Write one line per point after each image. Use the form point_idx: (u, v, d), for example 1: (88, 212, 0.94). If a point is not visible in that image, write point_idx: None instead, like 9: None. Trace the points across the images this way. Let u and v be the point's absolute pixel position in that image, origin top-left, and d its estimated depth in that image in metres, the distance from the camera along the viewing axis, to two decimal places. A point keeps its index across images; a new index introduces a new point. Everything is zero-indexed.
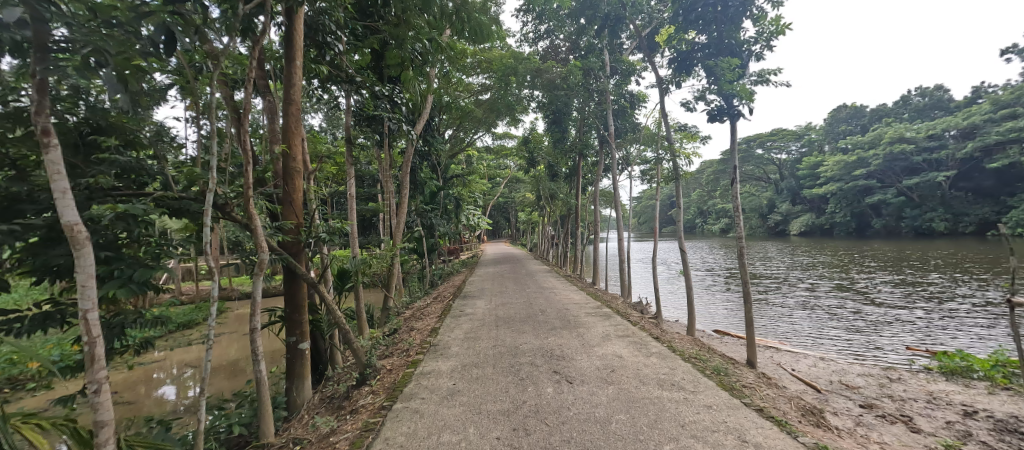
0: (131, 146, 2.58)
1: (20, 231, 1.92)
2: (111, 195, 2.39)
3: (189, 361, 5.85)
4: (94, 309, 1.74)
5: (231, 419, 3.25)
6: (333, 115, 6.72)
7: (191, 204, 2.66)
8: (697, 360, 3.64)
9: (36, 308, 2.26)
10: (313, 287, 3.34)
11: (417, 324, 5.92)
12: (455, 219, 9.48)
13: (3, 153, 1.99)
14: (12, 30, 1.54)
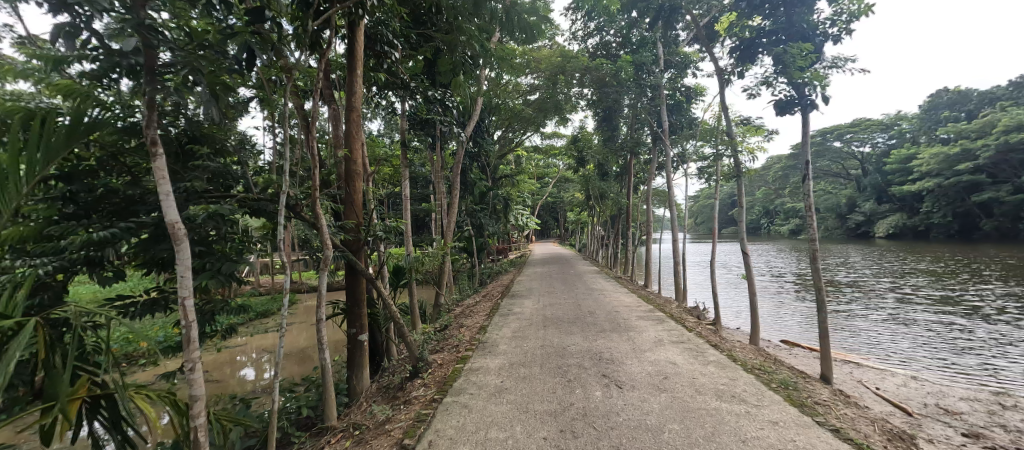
0: (219, 153, 2.91)
1: (135, 227, 2.27)
2: (204, 197, 2.72)
3: (265, 346, 6.43)
4: (191, 297, 1.99)
5: (300, 402, 3.54)
6: (389, 120, 7.07)
7: (267, 205, 2.95)
8: (762, 372, 3.42)
9: (146, 294, 2.63)
10: (371, 283, 3.55)
11: (466, 321, 6.08)
12: (504, 219, 9.58)
13: (122, 162, 2.39)
14: (130, 57, 1.82)
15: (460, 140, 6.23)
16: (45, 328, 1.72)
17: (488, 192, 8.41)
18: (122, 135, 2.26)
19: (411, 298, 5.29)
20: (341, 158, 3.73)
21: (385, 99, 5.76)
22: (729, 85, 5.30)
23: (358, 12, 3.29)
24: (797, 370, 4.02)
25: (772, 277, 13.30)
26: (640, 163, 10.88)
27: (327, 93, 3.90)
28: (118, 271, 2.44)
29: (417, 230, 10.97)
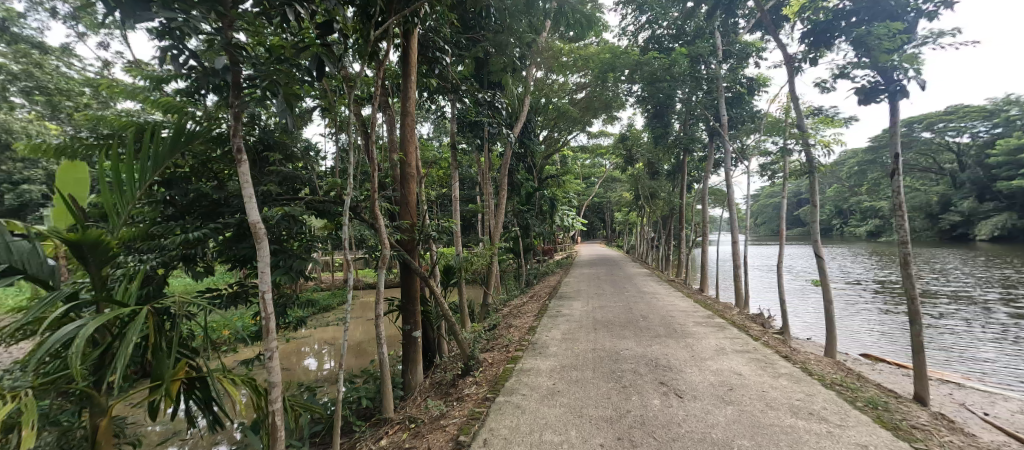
0: (289, 159, 3.17)
1: (222, 227, 2.55)
2: (277, 200, 2.99)
3: (326, 339, 6.85)
4: (270, 291, 2.15)
5: (360, 393, 3.75)
6: (439, 123, 7.27)
7: (332, 207, 3.16)
8: (844, 389, 3.14)
9: (229, 288, 2.94)
10: (425, 281, 3.68)
11: (515, 321, 6.13)
12: (550, 219, 9.53)
13: (210, 168, 2.77)
14: (219, 75, 2.07)
15: (509, 141, 6.28)
16: (153, 316, 2.00)
17: (535, 193, 8.40)
18: (210, 144, 2.56)
19: (461, 297, 5.41)
20: (396, 162, 3.90)
21: (437, 102, 5.93)
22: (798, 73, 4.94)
23: (413, 21, 3.43)
24: (882, 387, 3.66)
25: (845, 284, 12.20)
26: (694, 160, 10.39)
27: (384, 100, 4.09)
28: (207, 267, 2.74)
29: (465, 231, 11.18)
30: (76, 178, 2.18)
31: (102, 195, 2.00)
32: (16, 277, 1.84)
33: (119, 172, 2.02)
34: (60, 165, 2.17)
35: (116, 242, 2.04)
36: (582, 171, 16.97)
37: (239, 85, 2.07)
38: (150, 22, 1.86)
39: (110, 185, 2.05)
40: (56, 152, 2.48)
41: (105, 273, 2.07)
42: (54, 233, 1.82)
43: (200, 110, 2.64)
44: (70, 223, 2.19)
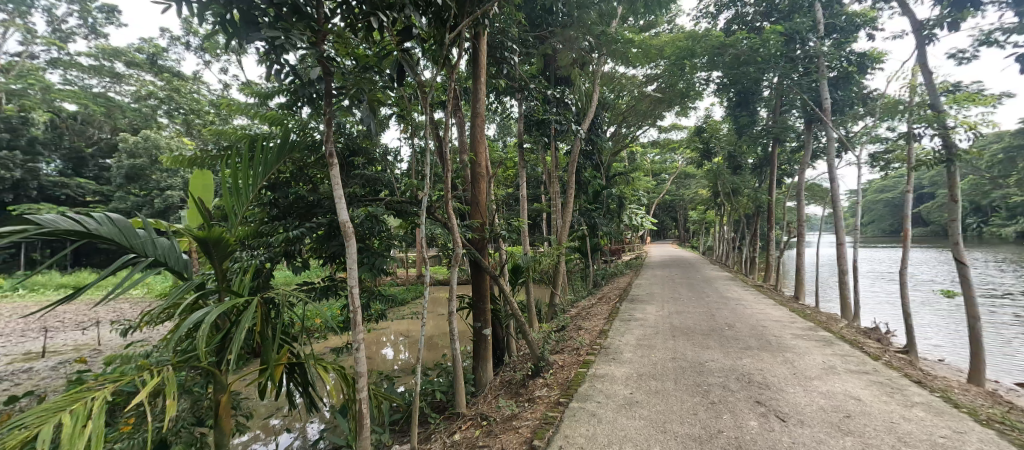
0: (370, 163, 3.53)
1: (315, 226, 2.88)
2: (361, 201, 3.29)
3: (402, 331, 7.26)
4: (357, 287, 2.29)
5: (435, 386, 3.93)
6: (507, 124, 7.35)
7: (411, 207, 3.41)
8: (1006, 428, 2.61)
9: (321, 281, 3.32)
10: (495, 280, 3.75)
11: (585, 324, 6.03)
12: (619, 218, 9.20)
13: (306, 173, 3.16)
14: (315, 86, 2.28)
15: (580, 140, 6.17)
16: (262, 304, 2.24)
17: (605, 191, 8.16)
18: (305, 150, 2.87)
19: (530, 296, 5.46)
20: (467, 163, 4.02)
21: (507, 101, 5.99)
22: (930, 42, 4.24)
23: (485, 22, 3.48)
24: None
25: (988, 298, 10.24)
26: (786, 150, 9.39)
27: (456, 103, 4.27)
28: (304, 262, 3.13)
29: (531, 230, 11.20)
30: (206, 185, 2.49)
31: (223, 198, 2.27)
32: (160, 268, 2.13)
33: (238, 179, 2.33)
34: (192, 172, 2.48)
35: (233, 239, 2.32)
36: (652, 166, 16.19)
37: (331, 93, 2.27)
38: (260, 43, 2.16)
39: (230, 189, 2.34)
40: (192, 161, 3.03)
41: (225, 266, 2.36)
42: (188, 231, 2.10)
43: (296, 120, 2.96)
44: (200, 222, 2.52)
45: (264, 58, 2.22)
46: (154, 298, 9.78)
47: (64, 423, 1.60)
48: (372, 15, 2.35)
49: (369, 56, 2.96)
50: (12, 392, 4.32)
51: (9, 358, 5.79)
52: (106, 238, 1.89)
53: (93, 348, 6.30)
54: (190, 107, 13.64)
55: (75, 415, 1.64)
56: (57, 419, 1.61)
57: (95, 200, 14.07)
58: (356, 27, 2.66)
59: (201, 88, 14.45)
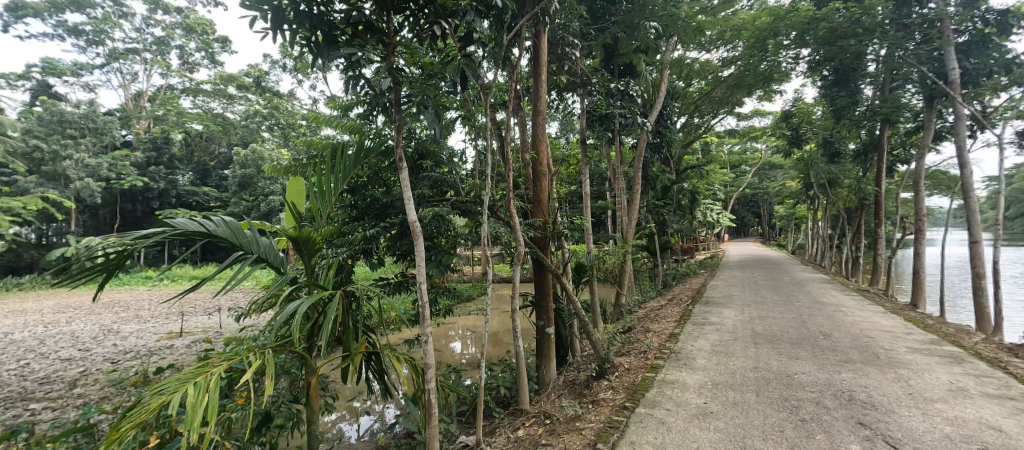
0: (437, 164, 4.04)
1: (388, 226, 3.28)
2: (430, 200, 3.67)
3: (469, 326, 7.48)
4: (425, 283, 2.40)
5: (499, 382, 4.01)
6: (570, 121, 7.26)
7: (474, 206, 3.69)
8: None
9: (396, 277, 3.76)
10: (557, 278, 3.76)
11: (653, 326, 5.77)
12: (692, 214, 8.64)
13: (381, 176, 3.63)
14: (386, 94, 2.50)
15: (648, 133, 5.91)
16: (343, 297, 2.48)
17: (677, 186, 7.72)
18: (381, 155, 3.39)
19: (593, 295, 5.37)
20: (529, 161, 4.06)
21: (568, 97, 5.93)
22: None
23: (546, 19, 3.45)
24: None
25: None
26: (897, 133, 8.16)
27: (517, 103, 4.35)
28: (380, 259, 3.55)
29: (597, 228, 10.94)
30: (299, 191, 2.80)
31: (311, 199, 2.55)
32: (262, 264, 2.43)
33: (322, 184, 2.66)
34: (287, 178, 2.81)
35: (320, 237, 2.58)
36: (731, 158, 15.01)
37: (398, 101, 2.47)
38: (339, 60, 2.55)
39: (316, 192, 2.64)
40: (288, 170, 3.70)
41: (314, 262, 2.66)
42: (282, 231, 2.36)
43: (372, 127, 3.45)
44: (295, 223, 2.85)
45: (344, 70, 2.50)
46: (259, 289, 11.07)
47: (190, 393, 1.96)
48: (433, 25, 2.47)
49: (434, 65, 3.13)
50: (158, 363, 5.17)
51: (155, 335, 6.93)
52: (222, 239, 2.20)
53: (216, 330, 7.33)
54: (285, 120, 15.26)
55: (198, 386, 2.01)
56: (186, 388, 1.99)
57: (212, 204, 16.27)
58: (421, 37, 2.88)
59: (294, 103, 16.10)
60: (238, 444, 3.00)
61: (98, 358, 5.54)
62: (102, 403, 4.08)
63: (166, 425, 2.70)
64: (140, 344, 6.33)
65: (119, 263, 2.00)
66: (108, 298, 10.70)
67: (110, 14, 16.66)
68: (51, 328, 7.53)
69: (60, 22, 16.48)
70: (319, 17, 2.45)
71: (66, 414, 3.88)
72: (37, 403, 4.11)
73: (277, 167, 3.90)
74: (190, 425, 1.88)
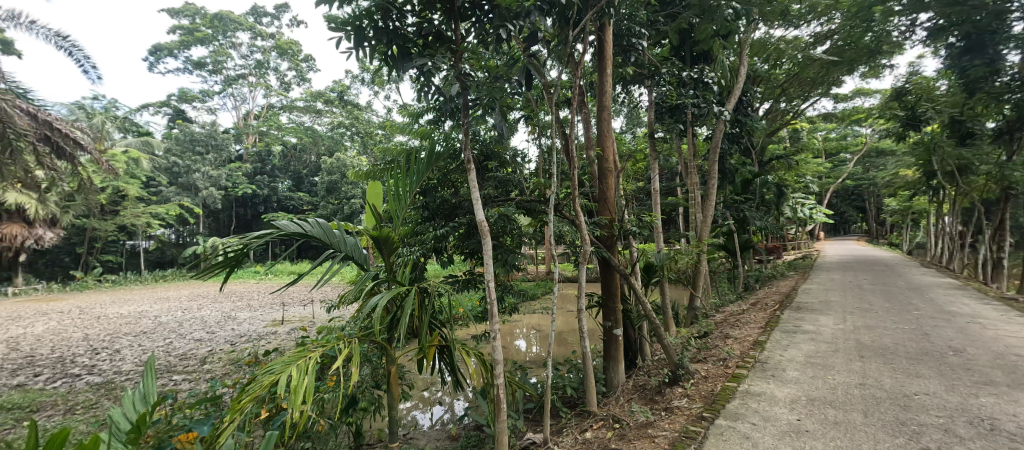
0: (503, 165, 4.23)
1: (457, 225, 3.67)
2: (496, 201, 3.95)
3: (533, 324, 7.53)
4: (496, 284, 2.58)
5: (566, 381, 4.07)
6: (637, 114, 6.98)
7: (537, 204, 3.85)
8: None
9: (466, 274, 4.13)
10: (624, 278, 3.75)
11: (733, 331, 5.37)
12: (780, 210, 7.84)
13: (451, 179, 4.03)
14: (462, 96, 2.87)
15: (726, 123, 5.50)
16: (418, 293, 2.75)
17: (760, 179, 7.04)
18: (449, 159, 3.73)
19: (664, 296, 5.16)
20: (594, 158, 4.07)
21: (636, 90, 5.70)
22: None
23: (609, 12, 3.39)
24: None
25: None
26: None
27: (581, 99, 4.34)
28: (449, 257, 3.95)
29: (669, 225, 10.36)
30: (379, 195, 3.12)
31: (388, 202, 2.93)
32: (349, 261, 2.76)
33: (399, 187, 2.97)
34: (366, 182, 3.12)
35: (396, 237, 2.91)
36: (828, 145, 13.27)
37: (467, 104, 2.86)
38: (412, 69, 2.92)
39: (394, 195, 2.98)
40: (367, 175, 4.10)
41: (393, 260, 2.98)
42: (367, 231, 2.69)
43: (441, 133, 3.80)
44: (374, 223, 3.17)
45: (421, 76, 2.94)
46: (345, 284, 12.22)
47: (294, 372, 2.32)
48: (499, 28, 2.79)
49: (499, 67, 3.46)
50: (266, 347, 5.99)
51: (263, 322, 8.00)
52: (315, 237, 2.58)
53: (310, 319, 8.26)
54: (367, 130, 16.65)
55: (299, 369, 2.35)
56: (291, 370, 2.34)
57: (309, 208, 18.29)
58: (485, 41, 3.19)
59: (373, 114, 17.48)
60: (330, 422, 3.39)
61: (220, 340, 6.54)
62: (225, 378, 4.85)
63: (273, 401, 3.15)
64: (251, 329, 7.35)
65: (236, 261, 2.39)
66: (230, 289, 12.57)
67: (224, 46, 19.68)
68: (187, 313, 9.03)
69: (188, 58, 19.79)
70: (393, 32, 2.90)
71: (200, 385, 4.67)
72: (178, 374, 5.00)
73: (359, 172, 4.32)
74: (294, 402, 2.21)
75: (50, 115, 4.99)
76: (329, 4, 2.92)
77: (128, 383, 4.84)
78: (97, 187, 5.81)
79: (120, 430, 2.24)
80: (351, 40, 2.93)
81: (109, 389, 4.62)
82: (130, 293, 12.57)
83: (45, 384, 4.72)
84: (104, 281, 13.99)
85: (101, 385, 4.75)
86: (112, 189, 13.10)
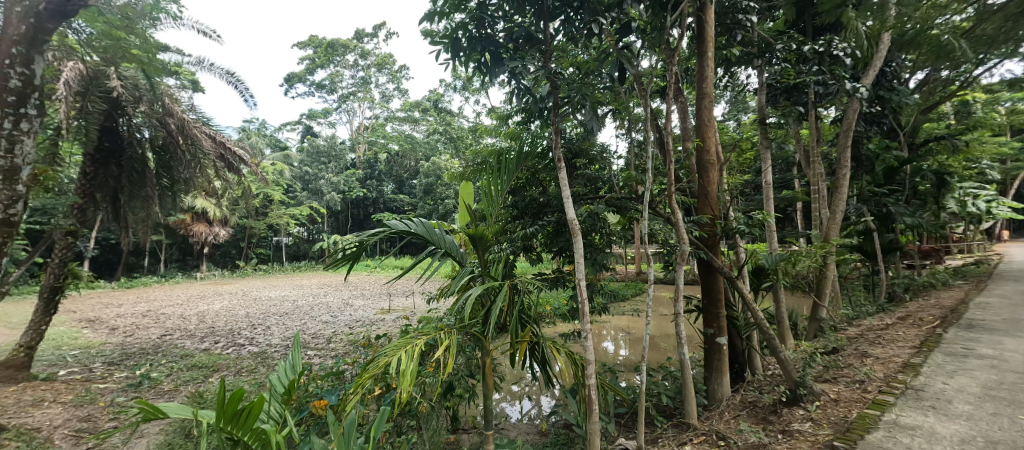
0: (592, 163, 4.19)
1: (546, 223, 3.76)
2: (585, 199, 3.93)
3: (623, 327, 7.24)
4: (588, 283, 2.65)
5: (661, 389, 3.88)
6: (744, 98, 6.27)
7: (630, 202, 3.73)
8: None
9: (554, 273, 4.21)
10: (730, 281, 3.45)
11: (873, 348, 4.54)
12: (941, 203, 6.37)
13: (539, 179, 4.12)
14: (553, 96, 2.95)
15: (863, 100, 4.64)
16: (511, 290, 2.89)
17: (911, 166, 5.76)
18: (539, 157, 3.80)
19: (778, 302, 4.57)
20: (693, 150, 3.79)
21: (743, 72, 5.11)
22: None
23: None
24: None
25: None
26: None
27: (677, 87, 4.07)
28: (537, 255, 4.05)
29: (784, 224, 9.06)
30: (470, 194, 3.30)
31: (482, 201, 3.10)
32: (447, 257, 3.00)
33: (491, 187, 3.16)
34: (460, 183, 3.34)
35: (490, 235, 3.07)
36: (1016, 119, 10.28)
37: (556, 104, 2.94)
38: (504, 74, 3.10)
39: (486, 194, 3.15)
40: (459, 176, 4.40)
41: (486, 256, 3.16)
42: (464, 229, 2.91)
43: (530, 133, 3.90)
44: (467, 221, 3.38)
45: (513, 78, 3.11)
46: (440, 279, 13.20)
47: (404, 356, 2.61)
48: (592, 23, 2.85)
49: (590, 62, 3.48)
50: (375, 332, 6.81)
51: (374, 310, 9.06)
52: (420, 235, 2.87)
53: (411, 309, 9.13)
54: (458, 134, 17.61)
55: (409, 353, 2.64)
56: (400, 354, 2.64)
57: (414, 209, 20.12)
58: (574, 38, 3.22)
59: (465, 120, 18.57)
60: (430, 403, 3.71)
61: (341, 324, 7.58)
62: (346, 356, 5.62)
63: (385, 380, 3.58)
64: (365, 316, 8.39)
65: (354, 256, 2.77)
66: (352, 280, 14.48)
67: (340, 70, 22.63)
68: (316, 299, 10.63)
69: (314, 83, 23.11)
70: (487, 39, 3.08)
71: (326, 360, 5.49)
72: (312, 350, 5.96)
73: (453, 174, 4.64)
74: (403, 383, 2.49)
75: (223, 137, 6.34)
76: (427, 21, 3.22)
77: (277, 354, 5.91)
78: (253, 193, 7.18)
79: (277, 392, 2.76)
80: (448, 51, 3.19)
81: (263, 358, 5.70)
82: (276, 280, 15.23)
83: (221, 350, 6.00)
84: (255, 270, 17.26)
85: (258, 354, 5.88)
86: (263, 195, 15.97)
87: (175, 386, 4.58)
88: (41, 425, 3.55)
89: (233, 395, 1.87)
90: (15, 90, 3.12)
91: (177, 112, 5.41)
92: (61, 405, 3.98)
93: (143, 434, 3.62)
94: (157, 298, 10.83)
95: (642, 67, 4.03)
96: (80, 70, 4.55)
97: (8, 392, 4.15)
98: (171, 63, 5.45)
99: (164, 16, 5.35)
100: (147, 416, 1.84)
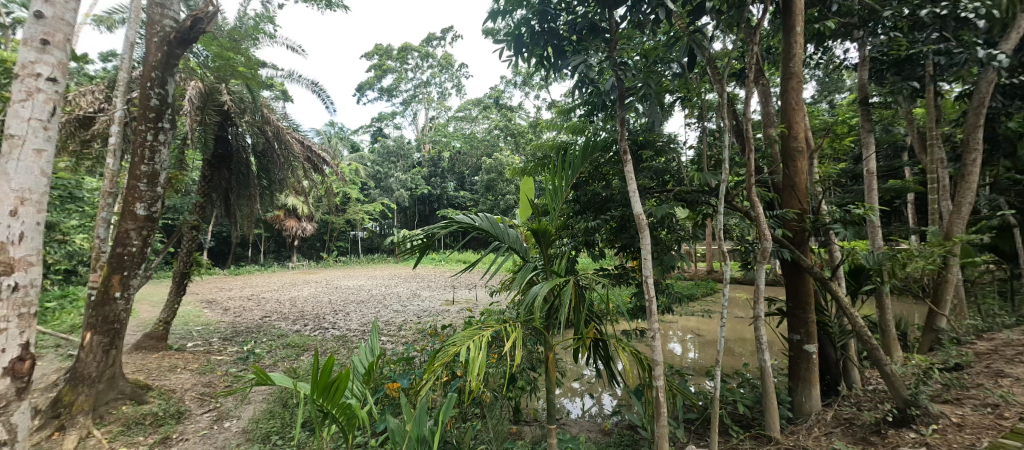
0: (659, 156, 3.98)
1: (611, 218, 3.65)
2: (652, 192, 3.74)
3: (691, 328, 6.82)
4: (659, 282, 2.53)
5: (737, 396, 3.59)
6: (840, 76, 5.54)
7: (701, 196, 3.44)
8: None
9: (617, 270, 4.07)
10: (823, 283, 3.07)
11: (1012, 367, 3.79)
12: None
13: (602, 173, 4.00)
14: (618, 87, 2.86)
15: (1002, 70, 3.85)
16: (576, 285, 2.84)
17: None
18: (601, 152, 3.64)
19: (884, 309, 3.98)
20: (777, 138, 3.42)
21: (841, 46, 4.48)
22: None
23: None
24: None
25: None
26: None
27: (758, 68, 3.69)
28: (599, 251, 3.94)
29: (890, 218, 7.84)
30: (532, 190, 3.30)
31: (545, 196, 3.09)
32: (512, 252, 3.03)
33: (553, 183, 3.14)
34: (521, 179, 3.36)
35: (554, 230, 3.05)
36: None
37: (621, 96, 2.84)
38: (566, 68, 3.06)
39: (550, 189, 3.14)
40: (519, 173, 4.44)
41: (550, 252, 3.14)
42: (528, 224, 2.93)
43: (593, 126, 3.82)
44: (528, 218, 3.40)
45: (575, 72, 3.07)
46: (500, 273, 13.48)
47: (472, 346, 2.68)
48: (660, 7, 2.69)
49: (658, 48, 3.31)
50: (440, 322, 7.16)
51: (439, 301, 9.52)
52: (484, 230, 2.93)
53: (473, 301, 9.46)
54: (519, 129, 17.73)
55: (477, 344, 2.70)
56: (469, 344, 2.71)
57: (479, 204, 20.72)
58: (641, 24, 3.06)
59: (525, 114, 18.65)
60: (493, 393, 3.81)
61: (410, 313, 8.08)
62: (415, 343, 5.98)
63: (451, 368, 3.73)
64: (430, 306, 8.85)
65: (423, 248, 2.91)
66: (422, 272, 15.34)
67: (404, 73, 23.89)
68: (387, 289, 11.43)
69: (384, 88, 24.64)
70: (550, 33, 3.06)
71: (398, 346, 5.90)
72: (387, 336, 6.42)
73: (513, 169, 4.68)
74: (472, 373, 2.57)
75: (310, 141, 7.02)
76: (489, 20, 3.28)
77: (356, 337, 6.48)
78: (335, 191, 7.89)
79: (359, 372, 3.00)
80: (510, 49, 3.23)
81: (345, 341, 6.27)
82: (354, 271, 16.63)
83: (310, 332, 6.71)
84: (336, 261, 19.05)
85: (340, 337, 6.48)
86: (343, 193, 17.45)
87: (275, 362, 5.21)
88: (176, 387, 4.25)
89: (325, 369, 2.05)
90: (154, 108, 3.73)
91: (273, 120, 6.10)
92: (190, 372, 4.73)
93: (250, 401, 4.16)
94: (258, 284, 12.36)
95: (717, 50, 3.73)
96: (200, 88, 5.30)
97: (153, 358, 5.03)
98: (267, 77, 6.16)
99: (262, 36, 6.05)
100: (257, 383, 2.06)
